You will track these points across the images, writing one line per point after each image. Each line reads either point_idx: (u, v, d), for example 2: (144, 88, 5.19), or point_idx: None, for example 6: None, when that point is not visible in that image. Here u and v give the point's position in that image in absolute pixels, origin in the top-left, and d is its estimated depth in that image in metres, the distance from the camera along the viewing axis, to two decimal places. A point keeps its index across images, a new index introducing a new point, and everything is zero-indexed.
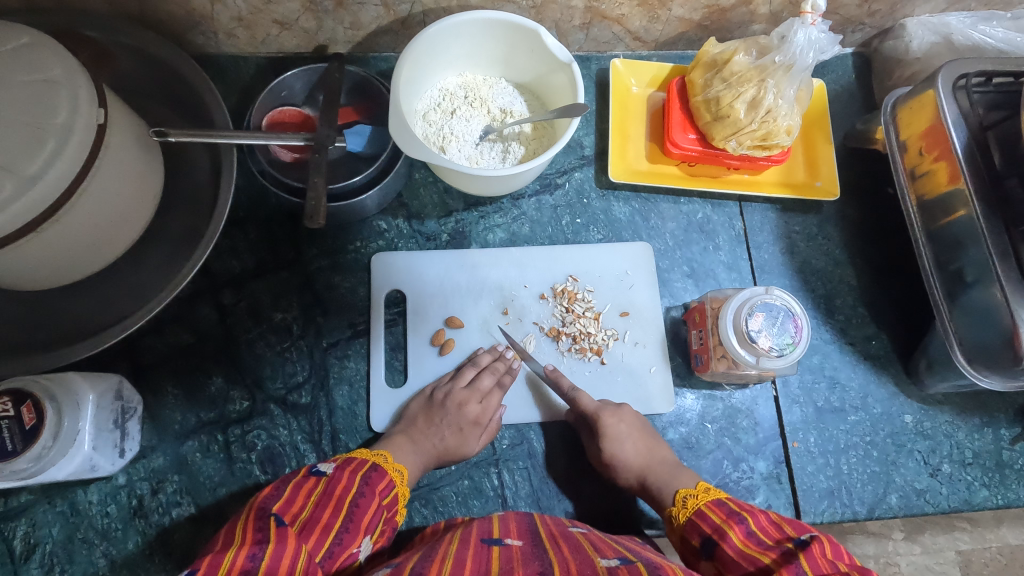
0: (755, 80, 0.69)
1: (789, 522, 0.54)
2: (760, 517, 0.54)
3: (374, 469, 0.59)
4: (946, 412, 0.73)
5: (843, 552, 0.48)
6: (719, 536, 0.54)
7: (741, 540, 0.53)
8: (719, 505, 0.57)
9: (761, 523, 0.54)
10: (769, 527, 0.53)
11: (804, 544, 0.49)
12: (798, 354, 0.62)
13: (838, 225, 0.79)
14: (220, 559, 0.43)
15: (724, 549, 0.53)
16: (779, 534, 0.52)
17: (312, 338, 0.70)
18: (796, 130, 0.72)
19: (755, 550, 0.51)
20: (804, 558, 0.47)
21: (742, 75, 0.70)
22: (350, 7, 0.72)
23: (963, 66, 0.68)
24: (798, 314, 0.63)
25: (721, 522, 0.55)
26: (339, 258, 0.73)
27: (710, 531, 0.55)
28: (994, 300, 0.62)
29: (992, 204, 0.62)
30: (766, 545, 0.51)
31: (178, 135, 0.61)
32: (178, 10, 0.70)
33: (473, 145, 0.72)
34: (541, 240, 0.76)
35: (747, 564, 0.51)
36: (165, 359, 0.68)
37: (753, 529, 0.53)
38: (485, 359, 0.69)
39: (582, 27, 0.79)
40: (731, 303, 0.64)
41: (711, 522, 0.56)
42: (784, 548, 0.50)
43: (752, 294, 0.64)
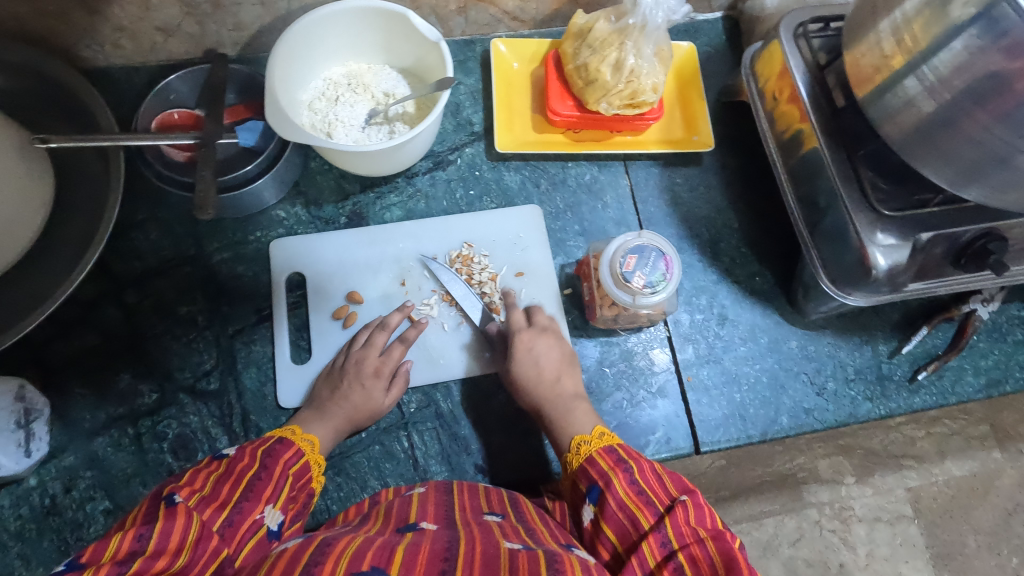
0: (615, 44, 0.74)
1: (669, 474, 0.57)
2: (645, 467, 0.57)
3: (278, 442, 0.61)
4: (829, 334, 0.78)
5: (705, 516, 0.52)
6: (603, 484, 0.57)
7: (623, 490, 0.56)
8: (609, 453, 0.60)
9: (644, 472, 0.57)
10: (652, 478, 0.56)
11: (675, 505, 0.53)
12: (670, 288, 0.66)
13: (718, 174, 0.84)
14: (105, 546, 0.44)
15: (607, 498, 0.56)
16: (657, 486, 0.55)
17: (217, 328, 0.72)
18: (661, 87, 0.76)
19: (636, 503, 0.54)
20: (675, 527, 0.51)
21: (603, 42, 0.74)
22: (228, 8, 0.76)
23: (801, 16, 0.75)
24: (669, 254, 0.67)
25: (608, 470, 0.58)
26: (240, 248, 0.75)
27: (596, 477, 0.58)
28: (843, 222, 0.68)
29: (834, 135, 0.68)
30: (644, 499, 0.54)
31: (60, 141, 0.66)
32: (58, 25, 0.73)
33: (359, 129, 0.76)
34: (437, 213, 0.79)
35: (624, 515, 0.54)
36: (71, 361, 0.69)
37: (636, 479, 0.56)
38: (395, 320, 0.71)
39: (459, 11, 0.83)
40: (607, 251, 0.68)
41: (599, 469, 0.59)
42: (659, 507, 0.53)
43: (625, 239, 0.68)
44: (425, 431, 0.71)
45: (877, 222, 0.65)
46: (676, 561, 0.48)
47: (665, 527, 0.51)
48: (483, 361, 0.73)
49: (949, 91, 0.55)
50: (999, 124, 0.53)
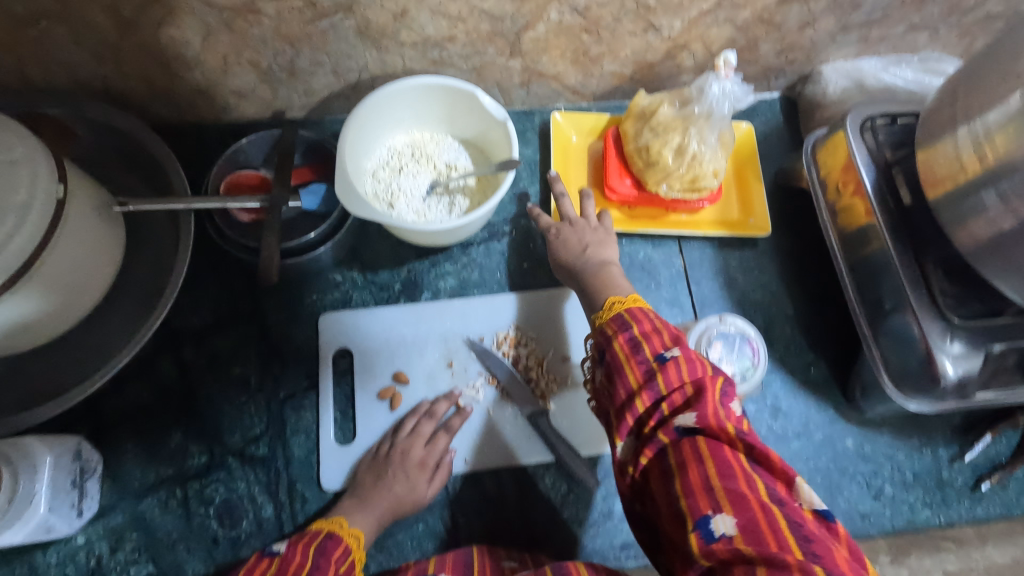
0: (680, 129, 0.75)
1: (670, 327, 0.56)
2: (644, 323, 0.56)
3: (329, 538, 0.60)
4: (886, 435, 0.75)
5: (697, 366, 0.51)
6: (607, 345, 0.57)
7: (620, 345, 0.55)
8: (615, 318, 0.58)
9: (643, 329, 0.56)
10: (648, 334, 0.55)
11: (665, 359, 0.52)
12: (760, 375, 0.67)
13: (773, 257, 0.83)
14: None
15: (611, 359, 0.55)
16: (653, 339, 0.54)
17: (269, 390, 0.72)
18: (722, 172, 0.77)
19: (627, 361, 0.54)
20: (664, 378, 0.51)
21: (667, 126, 0.75)
22: (302, 76, 0.78)
23: (869, 110, 0.75)
24: (753, 338, 0.67)
25: (619, 359, 0.55)
26: (296, 310, 0.76)
27: (603, 346, 0.58)
28: (909, 326, 0.66)
29: (902, 236, 0.68)
30: (637, 354, 0.54)
31: (137, 203, 0.69)
32: (141, 85, 0.77)
33: (421, 200, 0.77)
34: (490, 285, 0.80)
35: (619, 380, 0.54)
36: (124, 417, 0.70)
37: (635, 335, 0.55)
38: (441, 408, 0.71)
39: (522, 84, 0.85)
40: (690, 336, 0.68)
41: (610, 360, 0.56)
42: (651, 364, 0.52)
43: (708, 325, 0.67)
44: (469, 511, 0.70)
45: (950, 330, 0.64)
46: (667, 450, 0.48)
47: (657, 386, 0.51)
48: (529, 447, 0.72)
49: None
50: None
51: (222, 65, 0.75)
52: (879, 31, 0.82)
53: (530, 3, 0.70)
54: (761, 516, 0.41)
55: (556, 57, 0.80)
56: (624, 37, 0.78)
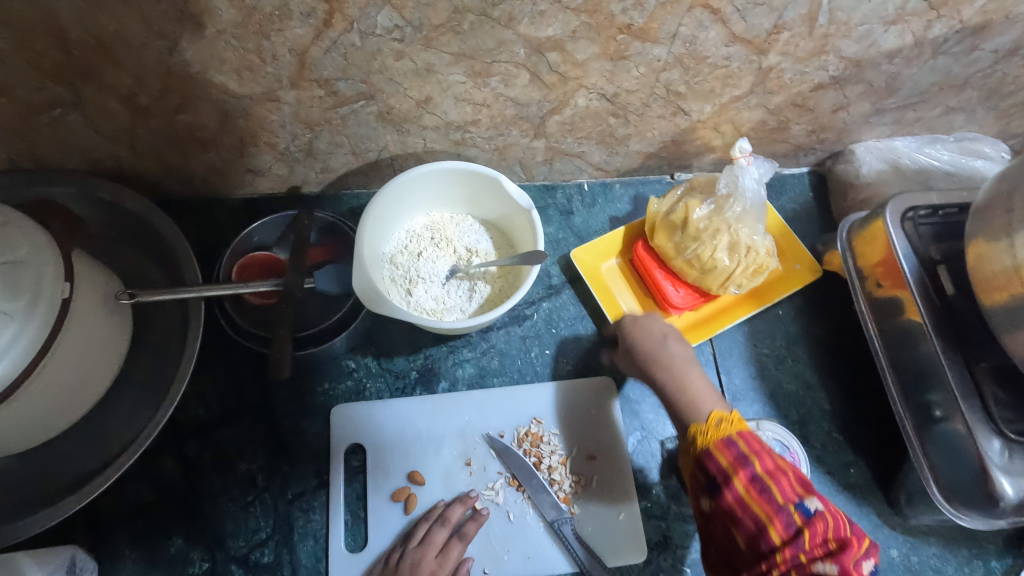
0: (724, 228, 0.72)
1: (788, 461, 0.54)
2: (767, 459, 0.54)
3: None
4: (933, 544, 0.70)
5: (841, 523, 0.50)
6: (723, 479, 0.54)
7: (745, 488, 0.52)
8: (728, 445, 0.56)
9: (766, 464, 0.54)
10: (773, 472, 0.53)
11: (809, 512, 0.50)
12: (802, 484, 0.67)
13: (806, 345, 0.79)
14: None
15: (735, 506, 0.53)
16: (781, 480, 0.52)
17: (276, 490, 0.68)
18: (773, 249, 0.75)
19: (759, 505, 0.51)
20: (812, 535, 0.49)
21: (711, 228, 0.72)
22: (320, 156, 0.76)
23: (911, 199, 0.72)
24: (791, 446, 0.68)
25: (739, 492, 0.53)
26: (307, 400, 0.72)
27: (716, 472, 0.55)
28: (961, 438, 0.62)
29: (951, 341, 0.64)
30: (769, 494, 0.51)
31: (147, 296, 0.65)
32: (155, 165, 0.75)
33: (440, 286, 0.74)
34: (510, 373, 0.76)
35: (747, 520, 0.52)
36: (123, 519, 0.66)
37: (760, 474, 0.53)
38: (455, 514, 0.66)
39: (544, 162, 0.83)
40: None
41: (726, 491, 0.54)
42: (791, 512, 0.50)
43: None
44: None
45: (1004, 444, 0.60)
46: None
47: (799, 540, 0.49)
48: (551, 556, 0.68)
49: None
50: None
51: (239, 146, 0.73)
52: (914, 113, 0.80)
53: (557, 90, 0.68)
54: None
55: (581, 137, 0.78)
56: (651, 119, 0.75)
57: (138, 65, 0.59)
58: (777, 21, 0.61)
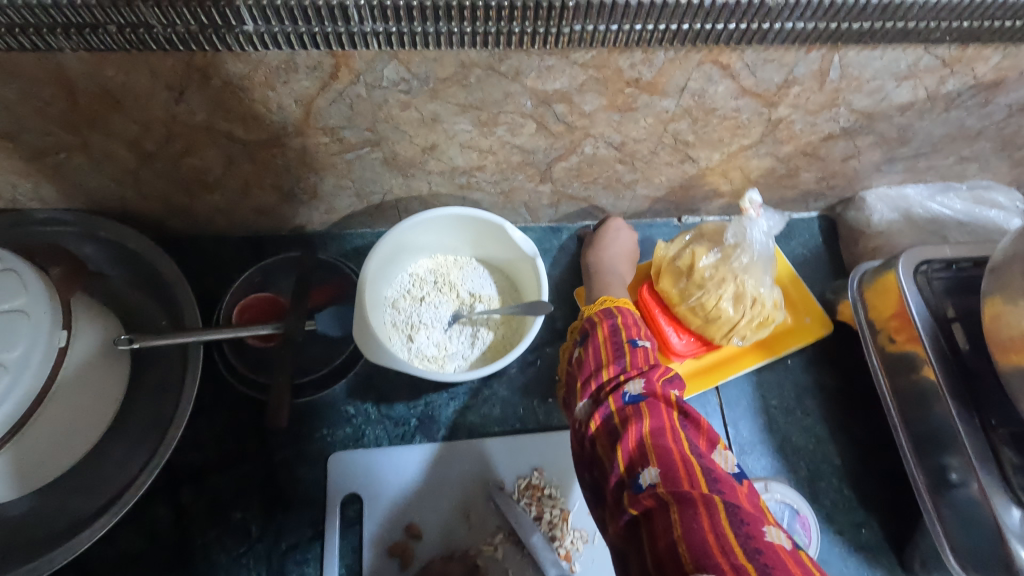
0: (730, 278, 0.70)
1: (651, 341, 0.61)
2: (633, 328, 0.62)
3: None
4: None
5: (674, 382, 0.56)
6: (591, 330, 0.63)
7: (602, 336, 0.61)
8: (602, 312, 0.65)
9: (626, 322, 0.62)
10: (643, 366, 0.56)
11: (636, 345, 0.58)
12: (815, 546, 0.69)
13: (816, 397, 0.77)
14: None
15: (591, 342, 0.61)
16: (631, 331, 0.61)
17: (270, 541, 0.67)
18: (780, 299, 0.76)
19: (607, 350, 0.59)
20: (635, 360, 0.56)
21: (716, 277, 0.71)
22: (324, 197, 0.76)
23: (925, 251, 0.70)
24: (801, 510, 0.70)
25: (597, 329, 0.62)
26: (304, 447, 0.71)
27: (588, 330, 0.64)
28: (978, 507, 0.60)
29: (967, 404, 0.62)
30: (617, 348, 0.58)
31: (145, 339, 0.64)
32: (160, 206, 0.75)
33: (442, 331, 0.73)
34: (513, 422, 0.74)
35: (595, 356, 0.59)
36: (113, 569, 0.65)
37: (617, 325, 0.62)
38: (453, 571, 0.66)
39: (550, 205, 0.82)
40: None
41: (592, 329, 0.63)
42: (626, 354, 0.57)
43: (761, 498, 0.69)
44: None
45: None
46: (619, 425, 0.53)
47: (625, 369, 0.56)
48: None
49: None
50: None
51: (243, 188, 0.73)
52: (927, 162, 0.78)
53: (564, 139, 0.67)
54: (702, 509, 0.44)
55: (587, 182, 0.77)
56: (659, 166, 0.75)
57: (144, 115, 0.59)
58: (787, 76, 0.60)
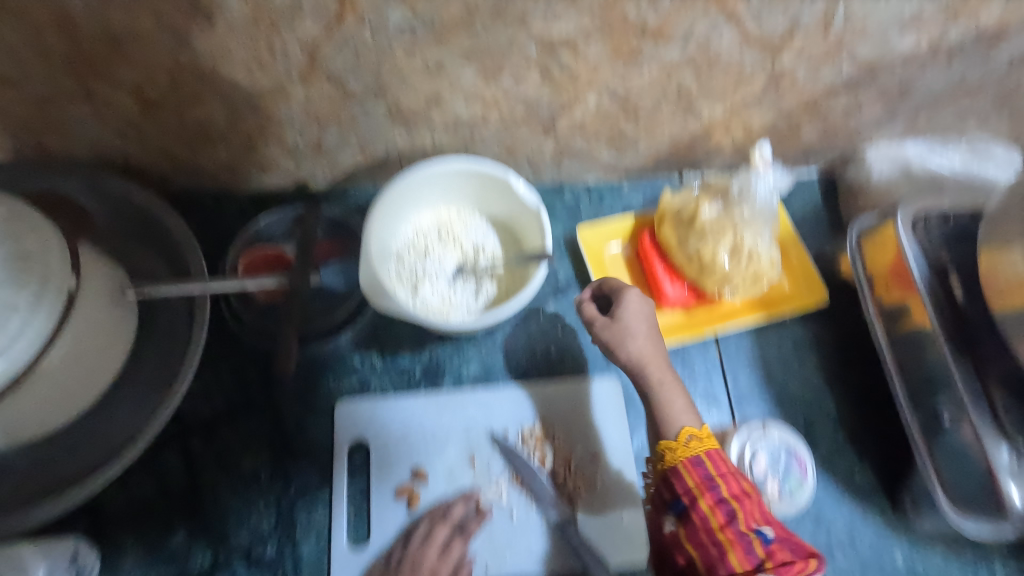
0: (730, 230, 0.72)
1: (754, 493, 0.59)
2: (732, 484, 0.59)
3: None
4: (938, 550, 0.70)
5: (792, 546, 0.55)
6: (690, 500, 0.59)
7: (709, 509, 0.57)
8: (696, 465, 0.60)
9: (731, 487, 0.58)
10: (738, 496, 0.58)
11: (761, 535, 0.55)
12: (805, 489, 0.65)
13: (814, 350, 0.79)
14: None
15: (696, 520, 0.57)
16: (743, 504, 0.57)
17: (279, 485, 0.68)
18: (778, 261, 0.74)
19: (725, 525, 0.56)
20: (768, 553, 0.54)
21: (716, 227, 0.72)
22: (328, 152, 0.76)
23: (922, 204, 0.71)
24: (796, 450, 0.66)
25: (694, 488, 0.59)
26: (312, 397, 0.72)
27: (680, 492, 0.60)
28: (971, 446, 0.62)
29: (962, 348, 0.64)
30: (731, 522, 0.56)
31: (153, 290, 0.66)
32: (162, 160, 0.74)
33: (446, 284, 0.73)
34: (516, 373, 0.76)
35: (704, 534, 0.57)
36: (126, 513, 0.66)
37: (724, 495, 0.58)
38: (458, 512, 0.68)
39: (553, 161, 0.82)
40: (733, 443, 0.68)
41: (684, 485, 0.60)
42: (748, 533, 0.55)
43: (752, 436, 0.67)
44: None
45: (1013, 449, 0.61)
46: None
47: (748, 535, 0.55)
48: (556, 554, 0.67)
49: None
50: None
51: (247, 142, 0.73)
52: (927, 117, 0.79)
53: (568, 89, 0.68)
54: None
55: (591, 137, 0.77)
56: (662, 119, 0.75)
57: (149, 59, 0.59)
58: (791, 25, 0.62)
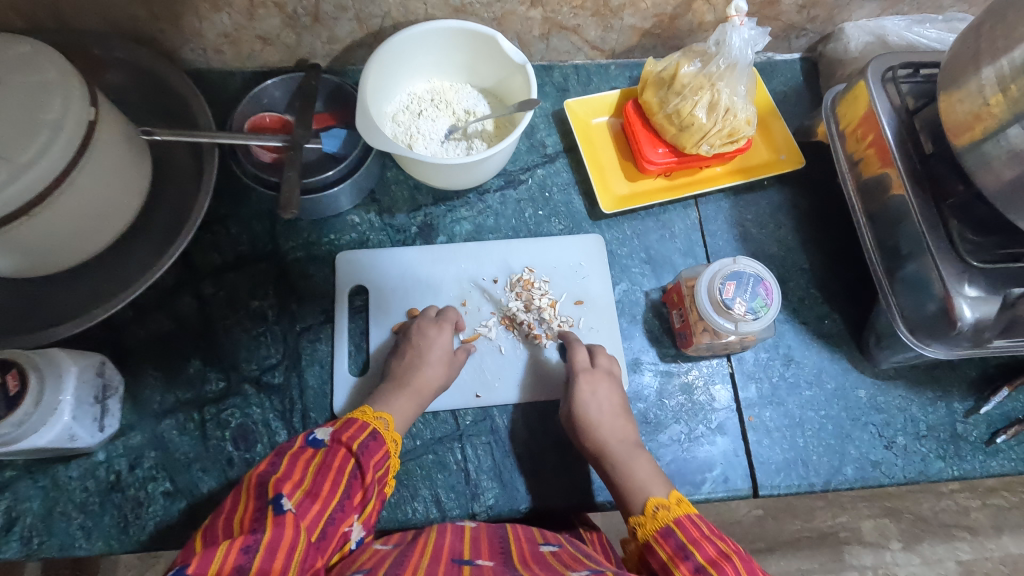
0: (707, 86, 0.75)
1: (737, 555, 0.55)
2: (707, 548, 0.55)
3: (372, 437, 0.61)
4: (900, 387, 0.75)
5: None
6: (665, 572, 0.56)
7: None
8: (666, 537, 0.58)
9: (708, 554, 0.55)
10: (715, 559, 0.54)
11: None
12: (772, 314, 0.66)
13: (789, 213, 0.83)
14: (212, 556, 0.44)
15: None
16: (721, 565, 0.54)
17: (286, 324, 0.74)
18: (754, 119, 0.77)
19: None
20: None
21: (694, 84, 0.75)
22: (326, 22, 0.80)
23: (891, 60, 0.73)
24: (766, 278, 0.67)
25: (669, 561, 0.56)
26: (314, 249, 0.77)
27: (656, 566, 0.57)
28: (927, 272, 0.66)
29: (922, 183, 0.67)
30: None
31: (163, 134, 0.69)
32: (169, 28, 0.79)
33: (439, 143, 0.78)
34: (505, 230, 0.80)
35: None
36: (147, 344, 0.72)
37: (699, 563, 0.54)
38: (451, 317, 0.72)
39: (541, 37, 0.86)
40: (704, 278, 0.68)
41: (660, 559, 0.57)
42: None
43: (722, 266, 0.68)
44: (479, 445, 0.70)
45: (966, 274, 0.63)
46: None
47: None
48: (541, 387, 0.73)
49: None
50: None
51: (249, 8, 0.76)
52: None
53: None
54: None
55: (577, 8, 0.80)
56: None
57: None
58: None
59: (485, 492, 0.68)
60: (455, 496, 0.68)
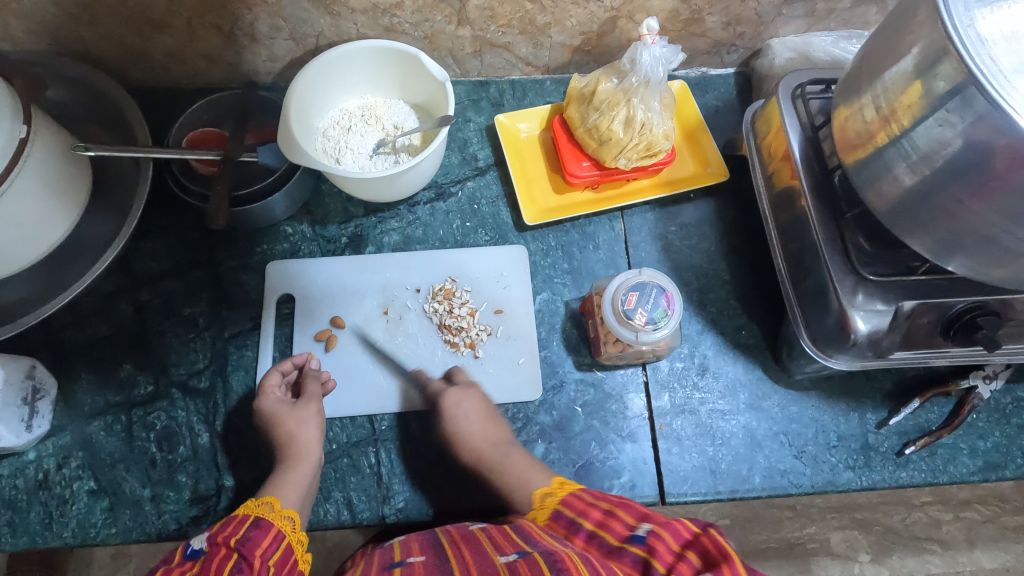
0: (623, 102, 0.77)
1: (620, 508, 0.60)
2: (594, 513, 0.61)
3: (254, 527, 0.59)
4: (813, 397, 0.76)
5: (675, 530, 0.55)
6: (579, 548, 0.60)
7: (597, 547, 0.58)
8: (561, 514, 0.63)
9: (598, 517, 0.60)
10: (604, 521, 0.60)
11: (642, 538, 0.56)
12: (674, 324, 0.68)
13: (713, 225, 0.84)
14: None
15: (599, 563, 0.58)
16: (617, 524, 0.59)
17: (215, 330, 0.77)
18: (673, 134, 0.80)
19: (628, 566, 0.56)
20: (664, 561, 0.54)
21: (610, 100, 0.77)
22: (263, 41, 0.83)
23: (800, 78, 0.76)
24: (669, 289, 0.69)
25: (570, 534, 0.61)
26: (246, 258, 0.81)
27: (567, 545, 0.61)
28: (824, 284, 0.67)
29: (821, 197, 0.68)
30: (608, 546, 0.57)
31: (97, 150, 0.74)
32: (114, 47, 0.83)
33: (367, 157, 0.81)
34: (432, 241, 0.83)
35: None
36: (82, 348, 0.75)
37: (592, 528, 0.59)
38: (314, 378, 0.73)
39: (474, 54, 0.88)
40: (610, 290, 0.70)
41: (563, 533, 0.62)
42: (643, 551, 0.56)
43: (626, 277, 0.70)
44: (393, 449, 0.73)
45: (859, 286, 0.64)
46: None
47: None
48: None
49: (925, 164, 0.54)
50: (974, 200, 0.52)
51: (188, 29, 0.80)
52: (824, 4, 0.83)
53: None
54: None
55: (504, 27, 0.83)
56: (567, 6, 0.80)
57: None
58: None
59: (395, 495, 0.71)
60: (366, 499, 0.71)
